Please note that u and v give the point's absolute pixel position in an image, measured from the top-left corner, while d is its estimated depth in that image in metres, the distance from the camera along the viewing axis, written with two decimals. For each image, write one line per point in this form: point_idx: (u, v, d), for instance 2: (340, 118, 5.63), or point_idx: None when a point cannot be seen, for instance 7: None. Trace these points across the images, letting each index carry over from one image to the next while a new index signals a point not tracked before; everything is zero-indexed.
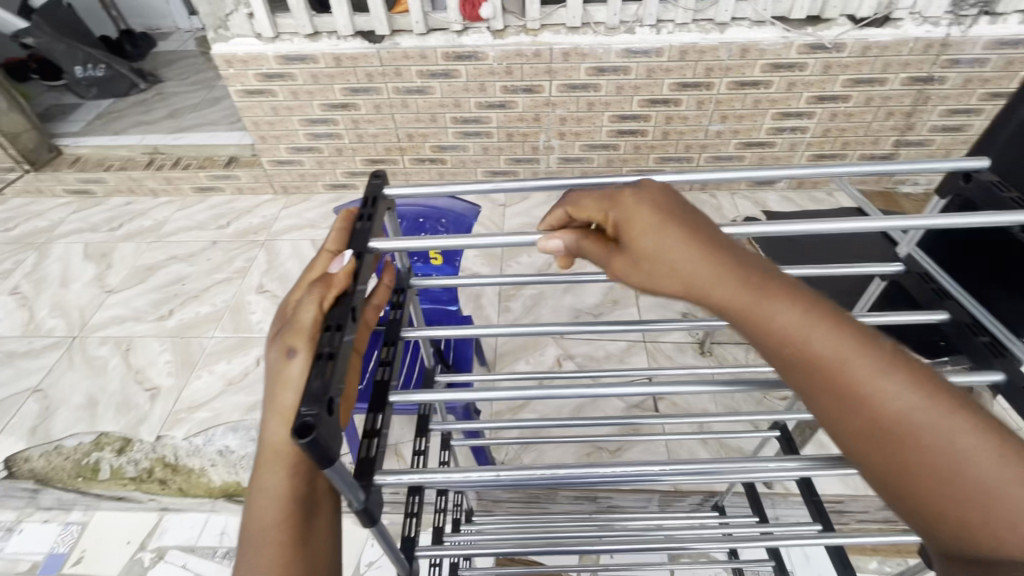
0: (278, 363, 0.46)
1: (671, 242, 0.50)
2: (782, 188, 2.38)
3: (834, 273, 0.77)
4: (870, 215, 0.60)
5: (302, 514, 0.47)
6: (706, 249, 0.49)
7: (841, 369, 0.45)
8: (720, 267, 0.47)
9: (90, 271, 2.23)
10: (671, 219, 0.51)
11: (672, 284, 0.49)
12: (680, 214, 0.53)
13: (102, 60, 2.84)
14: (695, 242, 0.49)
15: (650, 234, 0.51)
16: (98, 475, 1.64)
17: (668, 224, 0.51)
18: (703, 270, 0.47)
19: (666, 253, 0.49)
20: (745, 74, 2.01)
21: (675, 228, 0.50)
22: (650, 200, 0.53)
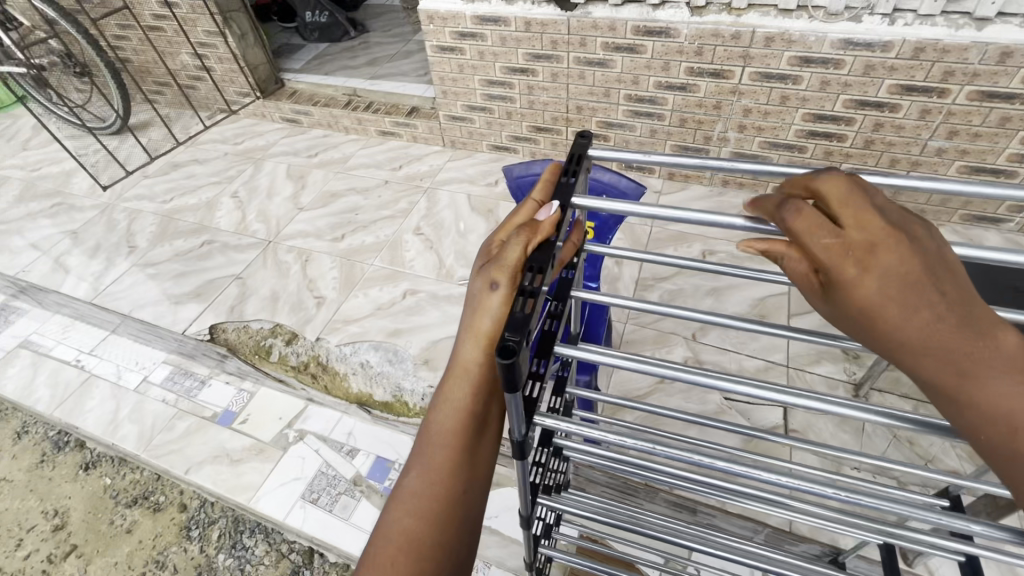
0: (482, 294, 0.52)
1: (892, 312, 0.44)
2: (1009, 228, 1.95)
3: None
4: None
5: (474, 431, 0.56)
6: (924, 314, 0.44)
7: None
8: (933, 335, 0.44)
9: (288, 189, 2.62)
10: (900, 283, 0.44)
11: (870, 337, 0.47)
12: (916, 276, 0.44)
13: (327, 8, 3.24)
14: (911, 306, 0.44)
15: (870, 297, 0.45)
16: (269, 356, 1.97)
17: (893, 290, 0.44)
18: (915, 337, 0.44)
19: (877, 319, 0.45)
20: (997, 83, 1.65)
21: (901, 294, 0.44)
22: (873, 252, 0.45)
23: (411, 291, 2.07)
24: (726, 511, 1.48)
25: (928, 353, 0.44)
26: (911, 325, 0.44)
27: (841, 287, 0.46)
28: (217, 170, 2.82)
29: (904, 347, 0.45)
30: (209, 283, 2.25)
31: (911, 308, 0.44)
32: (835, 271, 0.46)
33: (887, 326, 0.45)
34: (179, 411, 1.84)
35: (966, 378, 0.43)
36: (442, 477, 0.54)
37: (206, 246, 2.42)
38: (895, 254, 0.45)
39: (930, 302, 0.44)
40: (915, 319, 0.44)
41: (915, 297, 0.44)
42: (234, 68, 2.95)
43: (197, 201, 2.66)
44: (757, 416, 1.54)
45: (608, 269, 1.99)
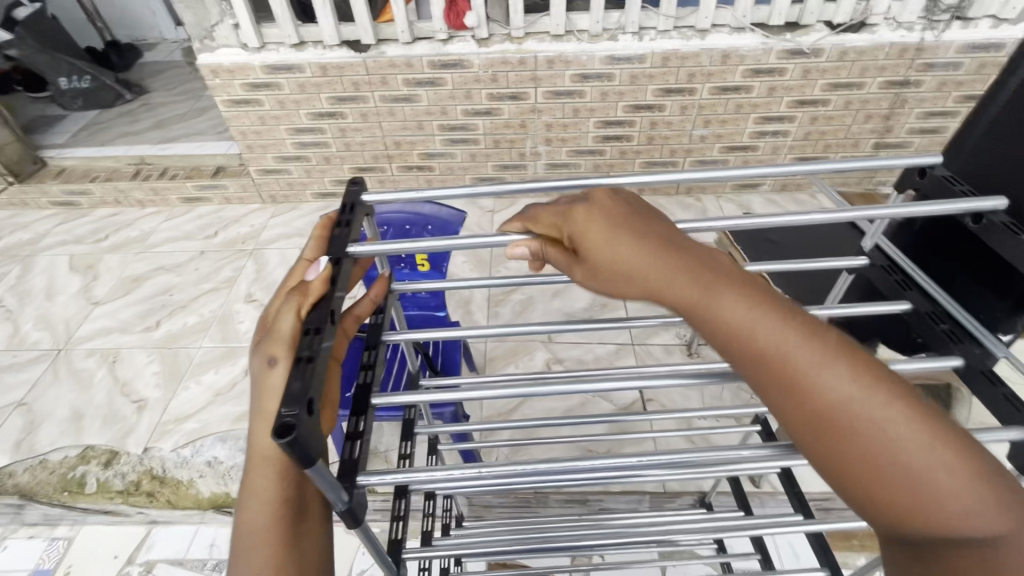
0: (261, 374, 0.47)
1: (618, 245, 0.53)
2: (765, 189, 2.42)
3: (798, 268, 0.80)
4: (818, 211, 0.67)
5: (292, 520, 0.49)
6: (650, 247, 0.52)
7: (788, 365, 0.46)
8: (659, 259, 0.51)
9: (75, 283, 2.21)
10: (622, 222, 0.55)
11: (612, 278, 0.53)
12: (626, 222, 0.55)
13: (87, 71, 2.84)
14: (640, 245, 0.52)
15: (600, 241, 0.54)
16: (84, 488, 1.61)
17: (617, 228, 0.54)
18: (649, 265, 0.51)
19: (613, 256, 0.53)
20: (726, 79, 2.05)
21: (624, 228, 0.54)
22: (596, 212, 0.56)
23: (254, 365, 1.87)
24: (612, 492, 1.57)
25: (662, 285, 0.50)
26: (643, 258, 0.51)
27: (581, 241, 0.55)
28: None
29: (651, 286, 0.51)
30: None
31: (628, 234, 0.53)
32: (573, 228, 0.56)
33: (623, 262, 0.52)
34: None
35: (701, 299, 0.49)
36: None
37: None
38: (607, 200, 0.58)
39: (651, 233, 0.54)
40: (642, 247, 0.52)
41: (638, 230, 0.54)
42: None
43: None
44: (617, 397, 1.69)
45: (459, 294, 2.02)
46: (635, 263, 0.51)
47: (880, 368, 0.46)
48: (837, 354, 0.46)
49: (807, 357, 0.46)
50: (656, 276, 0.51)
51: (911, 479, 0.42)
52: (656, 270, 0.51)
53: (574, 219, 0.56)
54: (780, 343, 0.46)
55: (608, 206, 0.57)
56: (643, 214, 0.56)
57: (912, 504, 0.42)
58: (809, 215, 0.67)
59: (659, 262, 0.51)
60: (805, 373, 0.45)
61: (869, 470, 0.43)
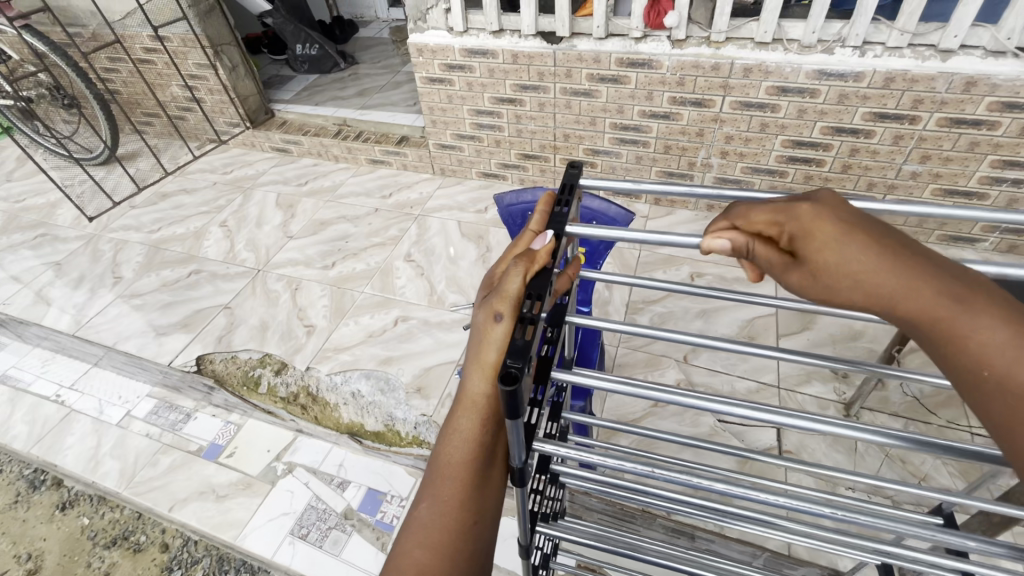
0: (484, 325, 0.52)
1: (847, 248, 0.50)
2: (983, 247, 2.02)
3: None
4: None
5: (482, 463, 0.54)
6: (880, 248, 0.49)
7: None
8: (893, 261, 0.48)
9: (278, 217, 2.62)
10: (852, 223, 0.51)
11: (834, 276, 0.50)
12: (860, 221, 0.51)
13: (317, 41, 3.32)
14: (871, 246, 0.49)
15: (823, 236, 0.51)
16: (258, 388, 1.91)
17: (854, 236, 0.49)
18: (877, 269, 0.48)
19: (840, 260, 0.50)
20: (964, 110, 1.73)
21: (850, 228, 0.50)
22: (821, 208, 0.53)
23: (402, 318, 2.06)
24: (725, 535, 1.46)
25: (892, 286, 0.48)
26: (893, 277, 0.47)
27: (803, 239, 0.53)
28: (206, 199, 2.82)
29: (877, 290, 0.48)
30: (195, 313, 2.22)
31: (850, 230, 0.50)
32: (797, 231, 0.53)
33: (857, 267, 0.49)
34: (163, 446, 1.79)
35: (935, 308, 0.46)
36: (452, 512, 0.53)
37: (194, 276, 2.39)
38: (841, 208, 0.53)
39: (889, 240, 0.49)
40: (880, 257, 0.49)
41: (872, 239, 0.50)
42: (224, 99, 2.98)
43: (185, 230, 2.64)
44: (751, 437, 1.55)
45: (599, 293, 2.02)
46: (871, 274, 0.48)
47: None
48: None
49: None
50: (888, 282, 0.48)
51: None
52: (887, 271, 0.48)
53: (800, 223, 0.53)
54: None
55: (836, 211, 0.52)
56: (870, 218, 0.52)
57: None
58: None
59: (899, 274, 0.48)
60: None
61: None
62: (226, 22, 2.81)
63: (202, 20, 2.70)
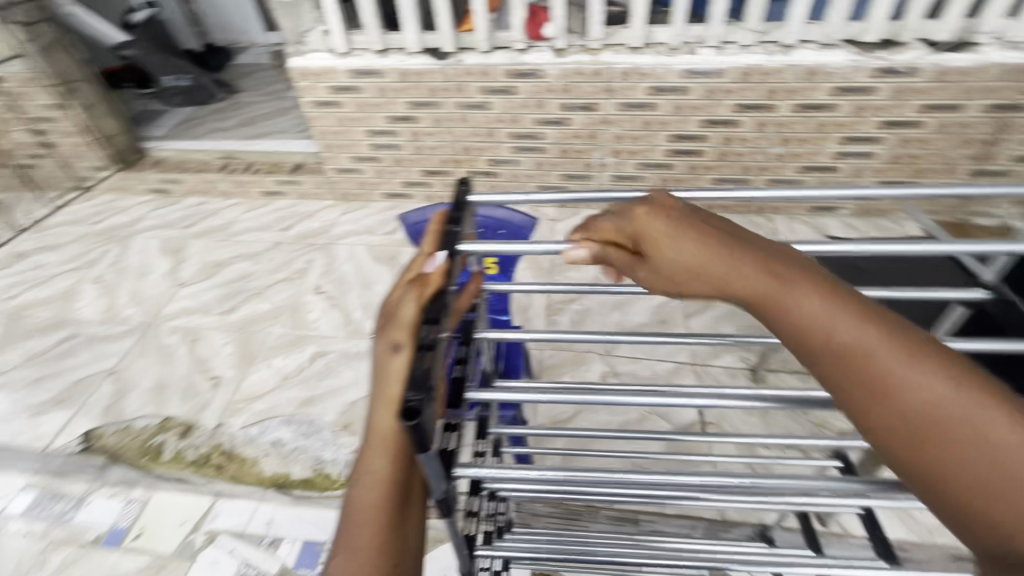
0: (383, 357, 0.50)
1: (689, 247, 0.56)
2: (844, 214, 2.29)
3: (903, 295, 0.76)
4: (941, 240, 0.63)
5: (398, 501, 0.52)
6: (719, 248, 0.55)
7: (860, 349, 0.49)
8: (729, 256, 0.54)
9: (164, 265, 2.39)
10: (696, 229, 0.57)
11: (690, 277, 0.56)
12: (705, 225, 0.57)
13: (189, 72, 3.14)
14: (709, 247, 0.55)
15: (671, 239, 0.57)
16: (162, 456, 1.73)
17: (694, 237, 0.56)
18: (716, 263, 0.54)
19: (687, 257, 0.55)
20: (810, 96, 1.97)
21: (695, 232, 0.56)
22: (674, 221, 0.58)
23: (319, 354, 1.95)
24: (664, 514, 1.52)
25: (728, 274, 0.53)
26: (724, 264, 0.53)
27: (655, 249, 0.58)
28: (73, 255, 2.50)
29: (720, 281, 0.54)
30: (74, 384, 1.95)
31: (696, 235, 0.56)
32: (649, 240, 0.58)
33: (703, 264, 0.54)
34: (50, 543, 1.55)
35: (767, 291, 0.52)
36: (371, 560, 0.50)
37: (68, 342, 2.11)
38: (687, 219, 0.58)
39: (726, 238, 0.56)
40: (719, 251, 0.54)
41: (712, 244, 0.55)
42: (83, 141, 2.68)
43: (52, 292, 2.32)
44: (676, 416, 1.64)
45: (518, 300, 2.04)
46: (709, 266, 0.54)
47: (992, 391, 0.46)
48: (915, 353, 0.48)
49: (877, 342, 0.49)
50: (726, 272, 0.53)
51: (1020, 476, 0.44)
52: (723, 265, 0.54)
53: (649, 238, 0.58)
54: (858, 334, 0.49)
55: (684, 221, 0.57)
56: (715, 221, 0.59)
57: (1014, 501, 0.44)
58: (933, 244, 0.63)
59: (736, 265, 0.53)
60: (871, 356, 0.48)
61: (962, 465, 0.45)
62: (76, 57, 2.54)
63: (42, 57, 2.43)
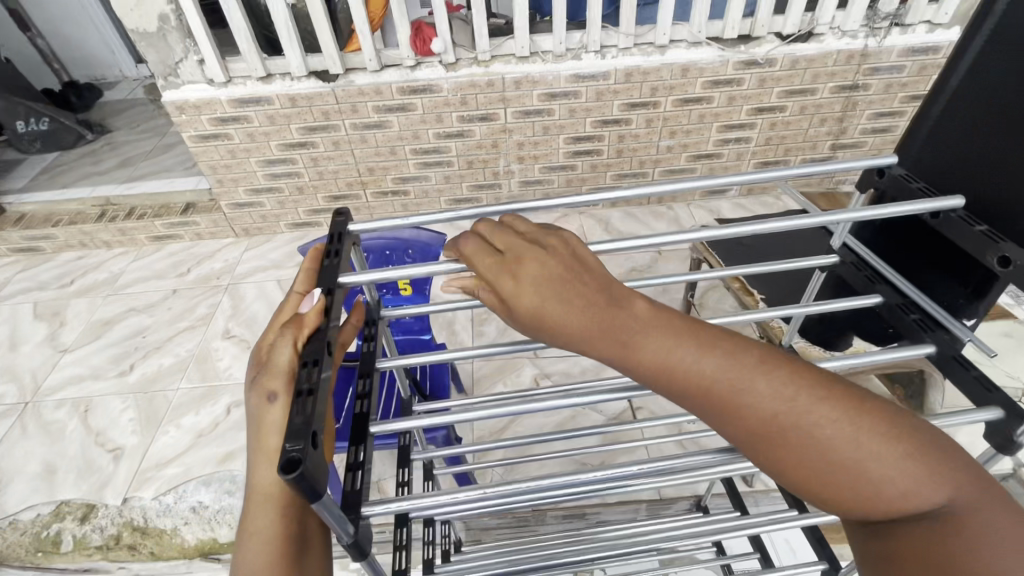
0: (260, 409, 0.48)
1: (541, 301, 0.51)
2: (732, 194, 2.50)
3: (771, 267, 0.84)
4: (802, 214, 0.67)
5: (298, 560, 0.48)
6: (569, 301, 0.51)
7: (709, 384, 0.48)
8: (580, 310, 0.51)
9: (41, 332, 2.12)
10: (545, 280, 0.52)
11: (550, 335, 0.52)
12: (555, 271, 0.53)
13: (46, 113, 2.77)
14: (560, 299, 0.51)
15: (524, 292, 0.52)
16: (59, 547, 1.53)
17: (545, 291, 0.52)
18: (569, 320, 0.51)
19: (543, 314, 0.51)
20: (688, 91, 2.12)
21: (544, 282, 0.52)
22: (522, 268, 0.53)
23: (235, 403, 1.82)
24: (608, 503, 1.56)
25: (584, 329, 0.51)
26: (577, 319, 0.51)
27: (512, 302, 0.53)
28: None
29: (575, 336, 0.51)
30: None
31: (544, 288, 0.52)
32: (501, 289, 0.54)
33: (558, 321, 0.51)
34: None
35: (622, 342, 0.50)
36: None
37: None
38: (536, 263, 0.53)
39: (573, 288, 0.52)
40: (569, 304, 0.51)
41: (558, 282, 0.52)
42: None
43: None
44: (607, 407, 1.70)
45: (442, 316, 2.02)
46: (565, 324, 0.51)
47: (829, 392, 0.48)
48: (759, 370, 0.49)
49: (727, 372, 0.48)
50: (581, 327, 0.51)
51: (870, 481, 0.45)
52: (575, 321, 0.50)
53: (501, 278, 0.54)
54: (707, 366, 0.48)
55: (530, 271, 0.53)
56: (563, 264, 0.54)
57: (864, 497, 0.46)
58: (790, 221, 0.68)
59: (587, 318, 0.50)
60: (725, 388, 0.48)
61: (820, 476, 0.46)
62: None
63: None
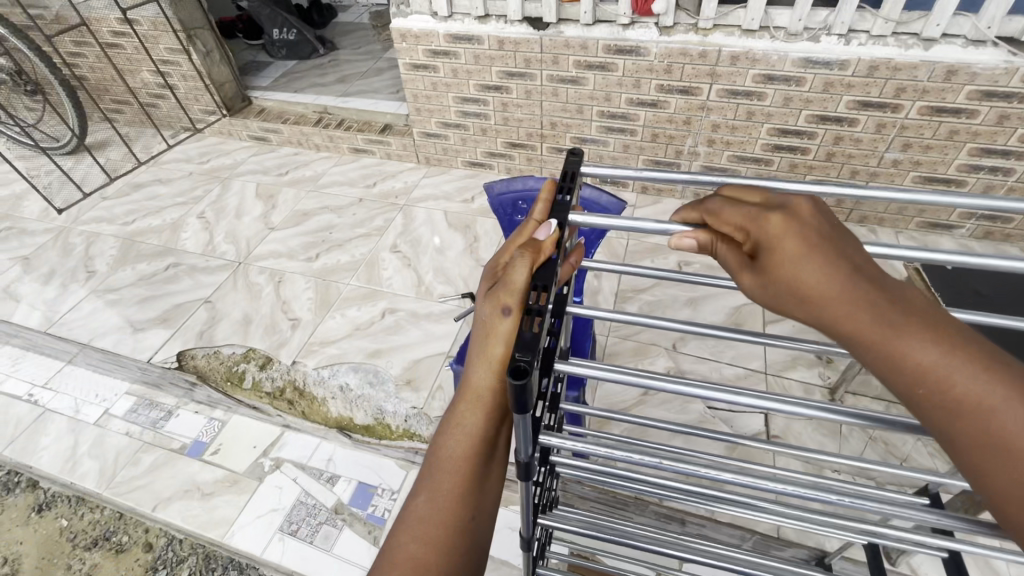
0: (492, 317, 0.52)
1: (803, 262, 0.49)
2: (961, 234, 2.07)
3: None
4: None
5: (483, 459, 0.54)
6: (838, 268, 0.48)
7: (993, 420, 0.42)
8: (848, 282, 0.47)
9: (258, 208, 2.55)
10: (816, 241, 0.50)
11: (797, 304, 0.50)
12: (823, 232, 0.50)
13: (295, 26, 3.22)
14: (828, 262, 0.48)
15: (783, 252, 0.50)
16: (243, 383, 1.88)
17: (811, 249, 0.49)
18: (832, 287, 0.47)
19: (799, 276, 0.49)
20: (945, 99, 1.76)
21: (813, 241, 0.50)
22: (788, 227, 0.51)
23: (389, 310, 2.03)
24: (715, 520, 1.47)
25: (844, 299, 0.47)
26: (837, 288, 0.47)
27: (764, 255, 0.52)
28: (182, 190, 2.73)
29: (832, 306, 0.47)
30: (174, 307, 2.16)
31: (812, 249, 0.49)
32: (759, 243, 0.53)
33: (814, 285, 0.48)
34: (144, 444, 1.74)
35: (887, 332, 0.46)
36: (451, 506, 0.51)
37: (171, 269, 2.32)
38: (810, 219, 0.51)
39: (841, 255, 0.49)
40: (834, 269, 0.48)
41: (825, 245, 0.49)
42: (198, 86, 2.89)
43: (161, 222, 2.55)
44: (740, 423, 1.57)
45: (588, 282, 2.02)
46: (825, 287, 0.48)
47: None
48: None
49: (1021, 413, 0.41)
50: (843, 298, 0.47)
51: None
52: (837, 293, 0.47)
53: (761, 231, 0.53)
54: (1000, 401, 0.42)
55: (805, 228, 0.50)
56: (830, 227, 0.51)
57: None
58: None
59: (852, 289, 0.47)
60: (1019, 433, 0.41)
61: None
62: (199, 5, 2.70)
63: (173, 4, 2.57)
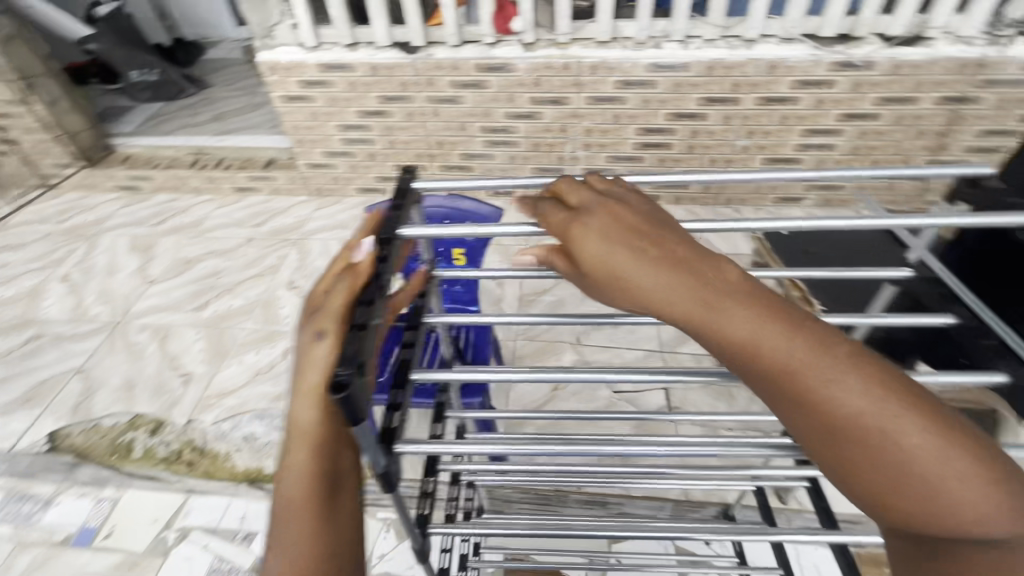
0: (308, 345, 0.52)
1: (614, 251, 0.54)
2: (808, 204, 2.36)
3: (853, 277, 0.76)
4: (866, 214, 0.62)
5: (330, 486, 0.54)
6: (645, 255, 0.53)
7: (793, 375, 0.48)
8: (657, 267, 0.52)
9: (134, 262, 2.36)
10: (623, 233, 0.55)
11: (621, 295, 0.54)
12: (629, 226, 0.56)
13: (155, 66, 3.06)
14: (636, 252, 0.53)
15: (600, 250, 0.54)
16: (131, 454, 1.72)
17: (620, 242, 0.54)
18: (643, 274, 0.52)
19: (617, 268, 0.53)
20: (773, 90, 2.02)
21: (619, 235, 0.55)
22: (600, 224, 0.56)
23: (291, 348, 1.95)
24: (632, 495, 1.55)
25: (656, 283, 0.52)
26: (648, 274, 0.52)
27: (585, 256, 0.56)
28: (39, 253, 2.45)
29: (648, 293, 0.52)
30: (40, 384, 1.92)
31: (620, 243, 0.54)
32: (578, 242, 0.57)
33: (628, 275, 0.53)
34: (14, 544, 1.53)
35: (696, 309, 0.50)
36: (307, 543, 0.52)
37: (32, 342, 2.07)
38: (619, 213, 0.57)
39: (646, 241, 0.54)
40: (642, 258, 0.53)
41: (632, 236, 0.55)
42: (47, 137, 2.63)
43: (16, 291, 2.28)
44: (644, 401, 1.68)
45: (491, 291, 2.06)
46: (636, 275, 0.52)
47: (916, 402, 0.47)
48: (848, 367, 0.47)
49: (812, 365, 0.48)
50: (656, 282, 0.52)
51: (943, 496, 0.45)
52: (650, 278, 0.52)
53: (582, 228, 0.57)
54: (796, 357, 0.48)
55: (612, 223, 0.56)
56: (636, 219, 0.57)
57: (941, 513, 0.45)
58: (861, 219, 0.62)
59: (658, 272, 0.52)
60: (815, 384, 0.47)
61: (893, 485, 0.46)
62: (36, 51, 2.48)
63: (2, 50, 2.35)
